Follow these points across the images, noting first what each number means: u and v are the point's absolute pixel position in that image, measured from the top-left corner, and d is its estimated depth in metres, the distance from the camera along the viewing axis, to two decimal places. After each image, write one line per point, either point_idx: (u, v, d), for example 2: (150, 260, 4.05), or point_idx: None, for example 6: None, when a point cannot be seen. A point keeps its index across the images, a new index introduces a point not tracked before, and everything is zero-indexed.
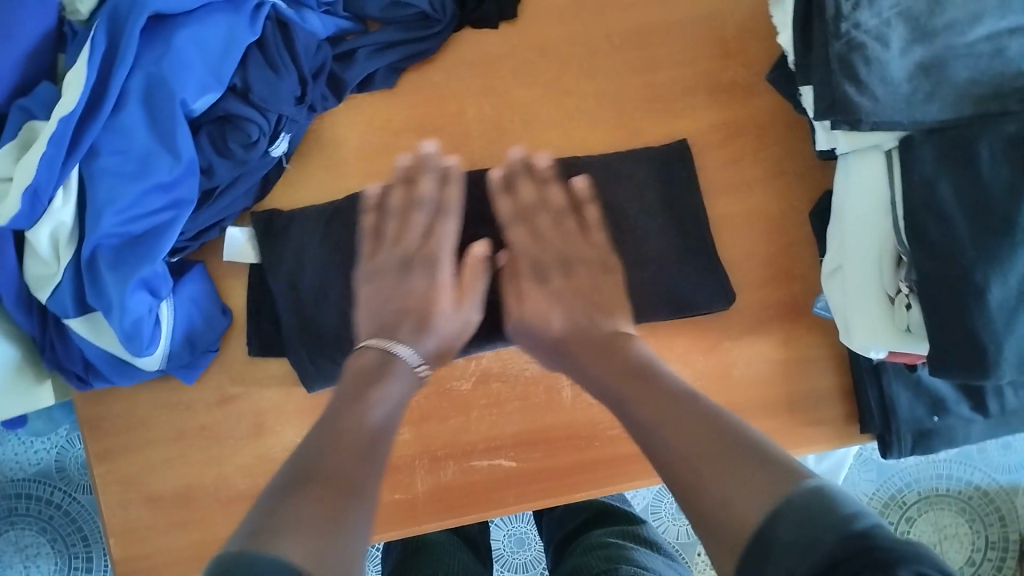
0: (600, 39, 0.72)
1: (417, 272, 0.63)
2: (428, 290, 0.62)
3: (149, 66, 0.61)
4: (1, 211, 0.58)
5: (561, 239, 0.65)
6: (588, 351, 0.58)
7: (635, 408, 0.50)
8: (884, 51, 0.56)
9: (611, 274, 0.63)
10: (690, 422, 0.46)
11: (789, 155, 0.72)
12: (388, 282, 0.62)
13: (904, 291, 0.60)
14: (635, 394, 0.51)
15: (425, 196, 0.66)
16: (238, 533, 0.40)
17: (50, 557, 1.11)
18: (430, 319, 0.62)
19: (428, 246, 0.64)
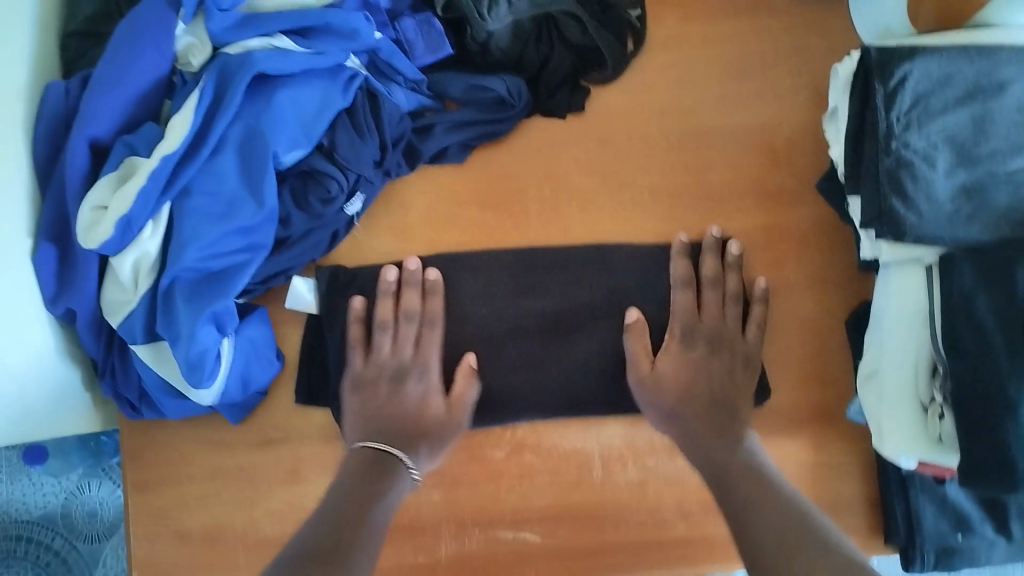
0: (659, 138, 0.77)
1: (411, 380, 0.72)
2: (420, 400, 0.71)
3: (248, 118, 0.66)
4: (93, 236, 0.61)
5: (711, 320, 0.73)
6: (710, 428, 0.68)
7: (743, 491, 0.61)
8: (930, 171, 0.61)
9: (736, 372, 0.72)
10: (804, 525, 0.55)
11: (829, 262, 0.75)
12: (376, 393, 0.71)
13: (938, 401, 0.62)
14: (738, 473, 0.63)
15: (410, 309, 0.73)
16: None
17: None
18: (416, 428, 0.70)
19: (419, 357, 0.72)
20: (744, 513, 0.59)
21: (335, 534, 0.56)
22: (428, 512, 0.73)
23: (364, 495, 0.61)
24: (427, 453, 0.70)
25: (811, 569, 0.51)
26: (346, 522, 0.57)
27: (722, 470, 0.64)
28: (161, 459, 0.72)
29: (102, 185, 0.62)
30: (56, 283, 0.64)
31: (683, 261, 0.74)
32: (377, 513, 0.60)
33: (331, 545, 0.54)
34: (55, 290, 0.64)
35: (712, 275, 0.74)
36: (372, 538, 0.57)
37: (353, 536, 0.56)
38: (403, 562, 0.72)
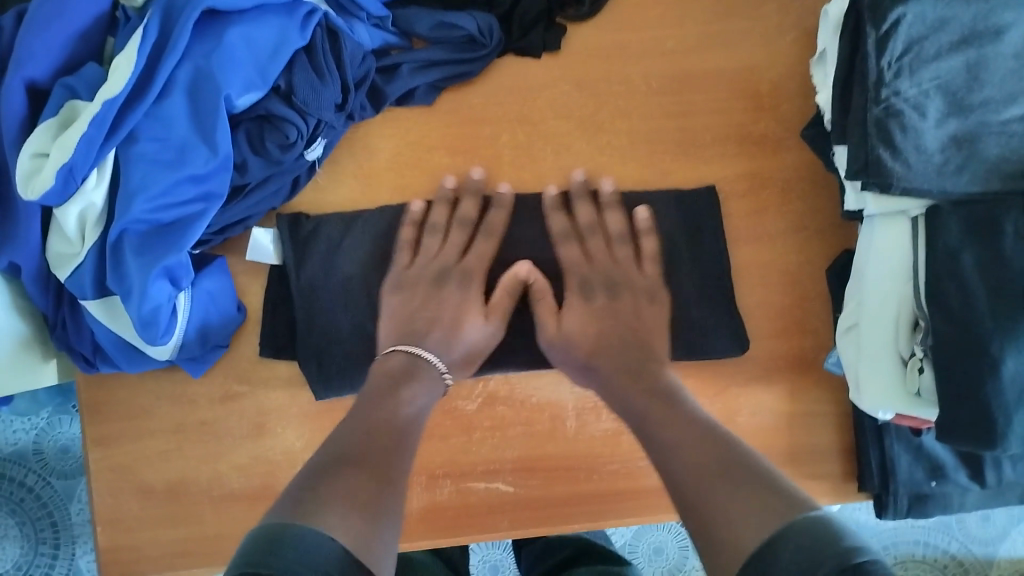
0: (638, 78, 0.73)
1: (450, 285, 0.69)
2: (460, 303, 0.69)
3: (198, 58, 0.61)
4: (33, 186, 0.57)
5: (609, 263, 0.71)
6: (624, 368, 0.64)
7: (663, 431, 0.56)
8: (920, 120, 0.58)
9: (655, 304, 0.69)
10: (731, 449, 0.51)
11: (811, 210, 0.73)
12: (418, 296, 0.69)
13: (918, 355, 0.61)
14: (654, 408, 0.59)
15: (466, 216, 0.71)
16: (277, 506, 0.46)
17: (16, 540, 1.10)
18: (455, 329, 0.67)
19: (462, 263, 0.70)
20: (657, 433, 0.56)
21: (373, 442, 0.54)
22: None
23: (382, 421, 0.57)
24: (425, 367, 0.64)
25: (733, 491, 0.47)
26: (382, 413, 0.57)
27: (642, 413, 0.59)
28: (122, 414, 0.70)
29: (41, 132, 0.58)
30: None
31: (582, 205, 0.71)
32: (410, 398, 0.61)
33: (367, 457, 0.52)
34: None
35: (588, 222, 0.71)
36: (404, 438, 0.57)
37: (386, 433, 0.55)
38: None
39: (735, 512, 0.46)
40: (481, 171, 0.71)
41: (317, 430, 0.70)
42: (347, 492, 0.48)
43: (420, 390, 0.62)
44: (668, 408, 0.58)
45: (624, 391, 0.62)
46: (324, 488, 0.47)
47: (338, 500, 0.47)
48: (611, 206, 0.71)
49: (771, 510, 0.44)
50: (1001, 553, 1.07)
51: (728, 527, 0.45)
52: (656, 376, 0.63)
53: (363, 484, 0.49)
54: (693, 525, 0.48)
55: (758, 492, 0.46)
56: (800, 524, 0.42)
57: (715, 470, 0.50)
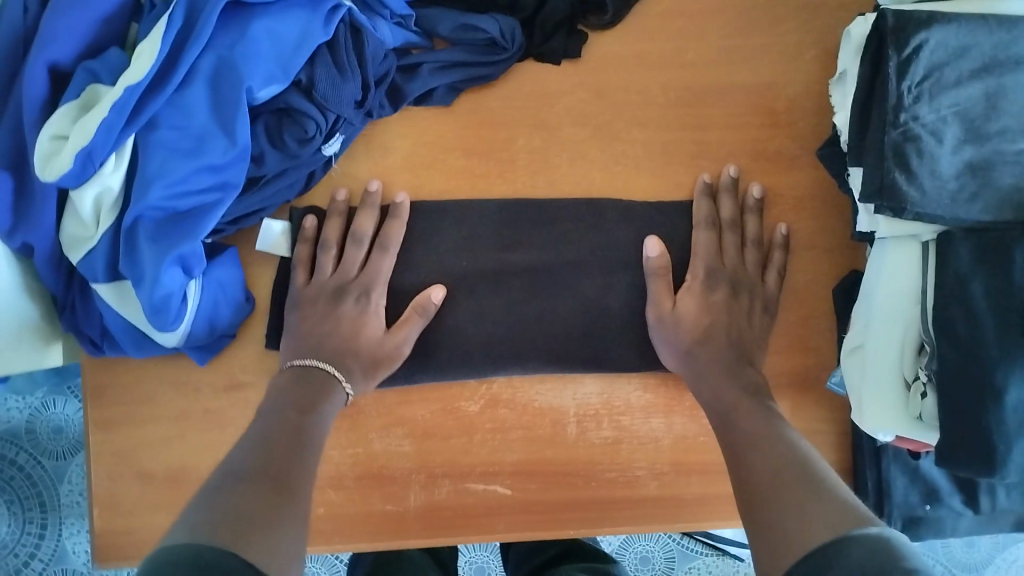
0: (656, 89, 0.73)
1: (349, 299, 0.68)
2: (359, 316, 0.68)
3: (221, 49, 0.61)
4: (51, 168, 0.57)
5: (735, 262, 0.71)
6: (715, 368, 0.65)
7: (747, 442, 0.57)
8: (936, 146, 0.59)
9: (766, 314, 0.70)
10: (807, 468, 0.52)
11: (820, 230, 0.73)
12: (319, 312, 0.67)
13: (922, 379, 0.62)
14: (748, 415, 0.60)
15: (361, 232, 0.69)
16: (178, 525, 0.43)
17: (4, 518, 1.10)
18: (352, 344, 0.67)
19: (363, 277, 0.69)
20: (749, 449, 0.56)
21: (274, 454, 0.53)
22: (400, 461, 0.72)
23: (283, 439, 0.55)
24: (329, 386, 0.64)
25: (807, 505, 0.48)
26: (280, 433, 0.56)
27: (730, 418, 0.60)
28: (125, 399, 0.70)
29: (61, 114, 0.58)
30: (12, 215, 0.60)
31: (727, 201, 0.72)
32: (310, 417, 0.59)
33: (266, 471, 0.51)
34: (11, 222, 0.60)
35: (730, 217, 0.72)
36: (307, 452, 0.56)
37: (285, 449, 0.54)
38: (372, 510, 0.71)
39: (809, 521, 0.46)
40: (378, 184, 0.70)
41: None
42: (243, 509, 0.46)
43: (322, 413, 0.61)
44: (759, 425, 0.58)
45: (721, 394, 0.63)
46: (222, 506, 0.45)
47: (239, 517, 0.45)
48: (755, 211, 0.72)
49: (838, 525, 0.45)
50: None
51: (797, 531, 0.46)
52: (755, 390, 0.63)
53: (258, 500, 0.47)
54: (757, 531, 0.49)
55: (832, 508, 0.47)
56: (868, 539, 0.42)
57: (793, 485, 0.51)
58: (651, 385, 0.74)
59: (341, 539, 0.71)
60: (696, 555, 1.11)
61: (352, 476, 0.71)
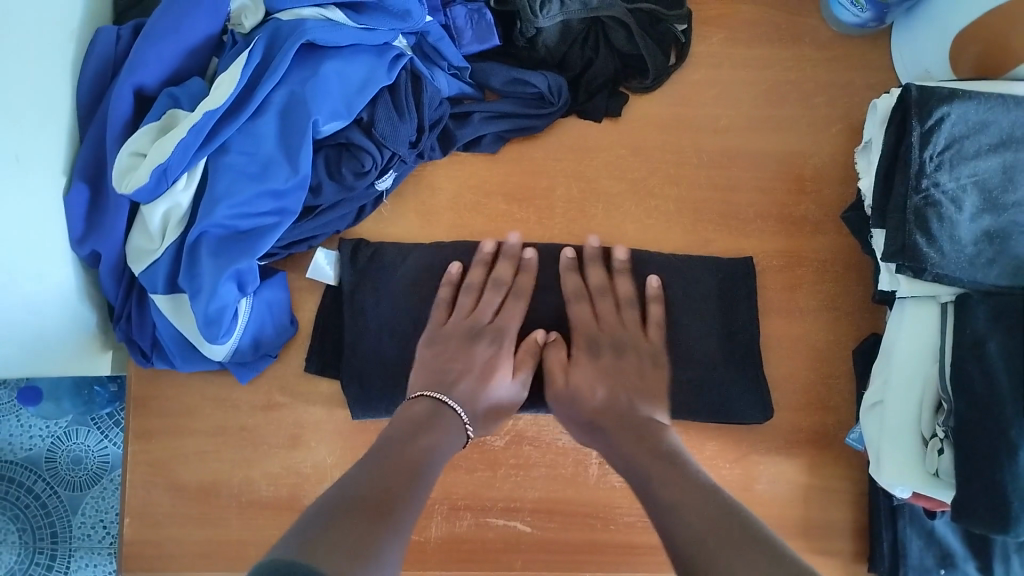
0: (690, 152, 0.78)
1: (483, 342, 0.70)
2: (490, 361, 0.69)
3: (293, 85, 0.66)
4: (129, 181, 0.62)
5: (615, 323, 0.72)
6: (624, 431, 0.63)
7: (665, 494, 0.54)
8: (956, 212, 0.62)
9: (659, 369, 0.70)
10: (727, 515, 0.49)
11: (843, 292, 0.77)
12: (453, 349, 0.69)
13: (939, 436, 0.63)
14: (657, 469, 0.57)
15: (501, 278, 0.72)
16: (288, 537, 0.43)
17: (15, 547, 1.12)
18: (484, 389, 0.67)
19: (497, 323, 0.71)
20: (665, 508, 0.52)
21: (386, 483, 0.53)
22: None
23: (412, 454, 0.57)
24: (451, 423, 0.63)
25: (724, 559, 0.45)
26: (398, 461, 0.56)
27: (644, 474, 0.57)
28: (166, 410, 0.72)
29: (142, 133, 0.63)
30: (84, 224, 0.65)
31: (593, 268, 0.74)
32: (434, 450, 0.59)
33: (373, 498, 0.50)
34: (83, 230, 0.65)
35: (599, 284, 0.73)
36: (422, 487, 0.54)
37: (403, 479, 0.54)
38: None
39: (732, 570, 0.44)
40: (514, 237, 0.74)
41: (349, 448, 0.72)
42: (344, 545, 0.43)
43: (431, 456, 0.58)
44: (666, 467, 0.57)
45: (635, 460, 0.59)
46: (333, 522, 0.45)
47: (349, 535, 0.44)
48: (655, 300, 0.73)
49: None
50: None
51: None
52: (661, 444, 0.60)
53: (368, 523, 0.46)
54: None
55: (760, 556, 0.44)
56: None
57: (709, 541, 0.47)
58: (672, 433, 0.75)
59: None
60: None
61: None
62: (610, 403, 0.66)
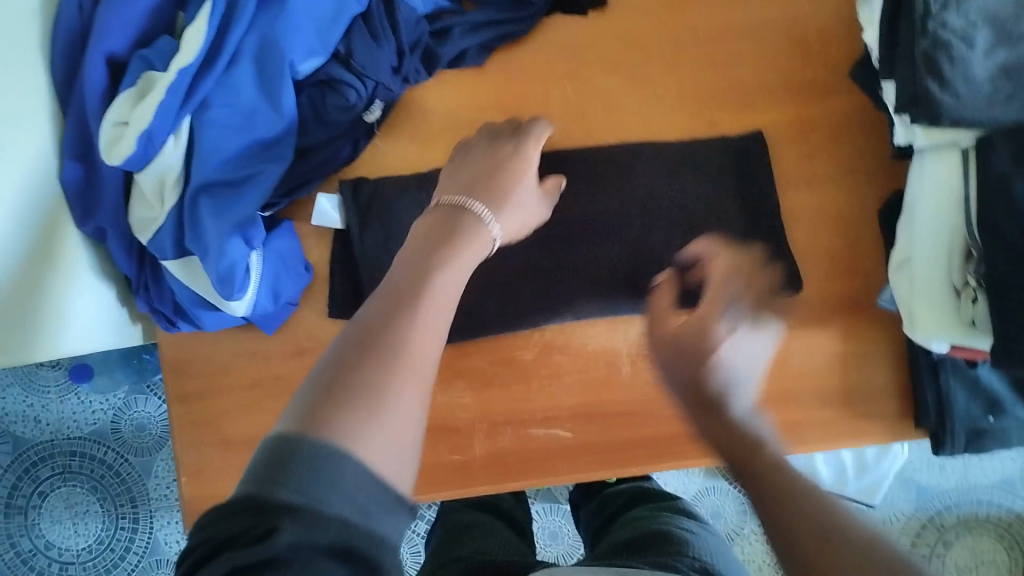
0: (684, 30, 0.74)
1: (506, 144, 0.65)
2: (516, 154, 0.64)
3: (263, 27, 0.65)
4: (116, 152, 0.61)
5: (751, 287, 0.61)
6: (690, 365, 0.56)
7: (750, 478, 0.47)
8: (968, 51, 0.58)
9: (768, 316, 0.59)
10: (819, 509, 0.43)
11: (861, 153, 0.74)
12: (477, 153, 0.64)
13: (972, 285, 0.62)
14: (758, 451, 0.49)
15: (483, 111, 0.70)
16: (302, 387, 0.39)
17: (98, 516, 1.16)
18: (498, 165, 0.63)
19: (519, 132, 0.66)
20: (754, 483, 0.46)
21: (399, 305, 0.43)
22: (462, 413, 0.75)
23: (410, 292, 0.44)
24: (420, 302, 0.43)
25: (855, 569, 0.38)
26: (410, 294, 0.44)
27: (724, 440, 0.51)
28: (201, 371, 0.74)
29: (121, 102, 0.62)
30: (84, 200, 0.65)
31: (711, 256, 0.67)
32: (421, 330, 0.42)
33: (381, 326, 0.41)
34: (85, 207, 0.65)
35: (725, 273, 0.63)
36: (431, 308, 0.44)
37: (418, 301, 0.43)
38: (440, 462, 0.74)
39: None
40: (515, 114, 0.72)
41: None
42: (346, 414, 0.37)
43: (426, 315, 0.43)
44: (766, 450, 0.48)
45: (733, 434, 0.50)
46: (335, 377, 0.38)
47: (342, 400, 0.37)
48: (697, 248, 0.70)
49: None
50: None
51: None
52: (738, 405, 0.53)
53: (377, 363, 0.39)
54: None
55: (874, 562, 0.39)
56: None
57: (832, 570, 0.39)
58: None
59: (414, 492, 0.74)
60: None
61: None
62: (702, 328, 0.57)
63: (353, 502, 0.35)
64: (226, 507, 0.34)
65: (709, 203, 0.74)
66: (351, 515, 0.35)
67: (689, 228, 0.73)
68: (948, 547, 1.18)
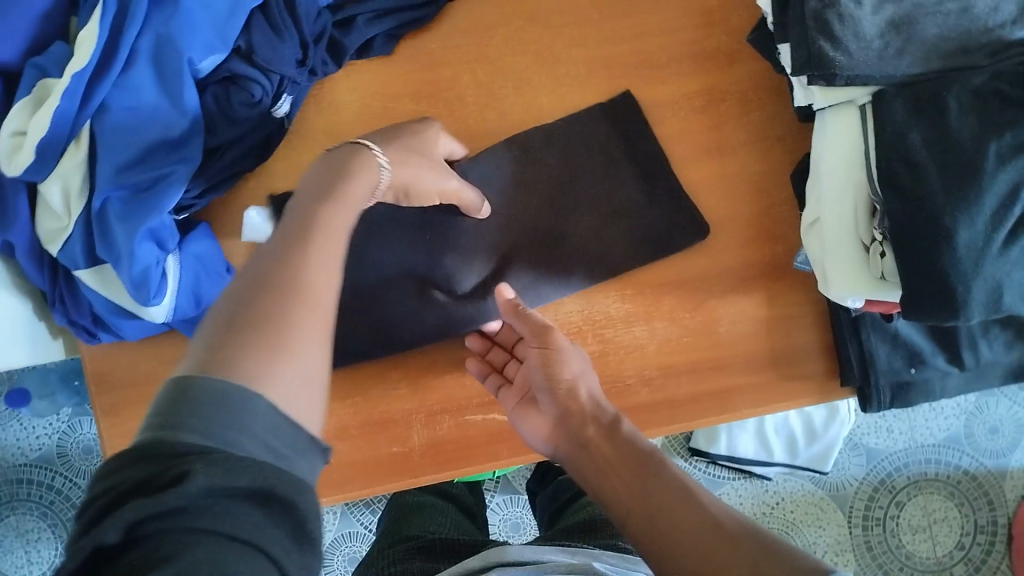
0: (589, 8, 0.75)
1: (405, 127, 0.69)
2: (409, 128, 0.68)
3: (158, 26, 0.63)
4: (17, 162, 0.61)
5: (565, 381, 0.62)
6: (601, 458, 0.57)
7: (679, 535, 0.49)
8: (856, 8, 0.60)
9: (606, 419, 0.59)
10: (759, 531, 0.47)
11: (770, 118, 0.75)
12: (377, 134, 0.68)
13: (879, 239, 0.63)
14: (672, 509, 0.50)
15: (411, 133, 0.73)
16: (208, 322, 0.43)
17: (51, 542, 1.15)
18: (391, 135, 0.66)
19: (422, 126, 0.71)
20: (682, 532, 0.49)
21: (296, 243, 0.48)
22: (399, 404, 0.74)
23: (304, 238, 0.49)
24: (314, 245, 0.48)
25: None
26: (302, 241, 0.48)
27: (639, 502, 0.52)
28: (127, 383, 0.72)
29: (18, 111, 0.61)
30: None
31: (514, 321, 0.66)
32: (312, 267, 0.47)
33: (283, 265, 0.46)
34: None
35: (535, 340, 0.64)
36: (329, 247, 0.49)
37: (314, 238, 0.49)
38: (379, 454, 0.74)
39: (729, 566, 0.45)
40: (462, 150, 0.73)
41: None
42: (247, 347, 0.41)
43: (318, 254, 0.48)
44: (636, 452, 0.55)
45: (650, 505, 0.51)
46: (244, 309, 0.43)
47: (256, 326, 0.42)
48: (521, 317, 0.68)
49: None
50: (1013, 462, 1.21)
51: None
52: (627, 438, 0.57)
53: (283, 298, 0.44)
54: None
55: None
56: None
57: None
58: (628, 296, 0.74)
59: (355, 488, 0.74)
60: (724, 480, 1.21)
61: (355, 424, 0.74)
62: (572, 387, 0.62)
63: (258, 444, 0.39)
64: (127, 457, 0.36)
65: (625, 179, 0.75)
66: (260, 457, 0.39)
67: (608, 205, 0.74)
68: (902, 508, 1.20)
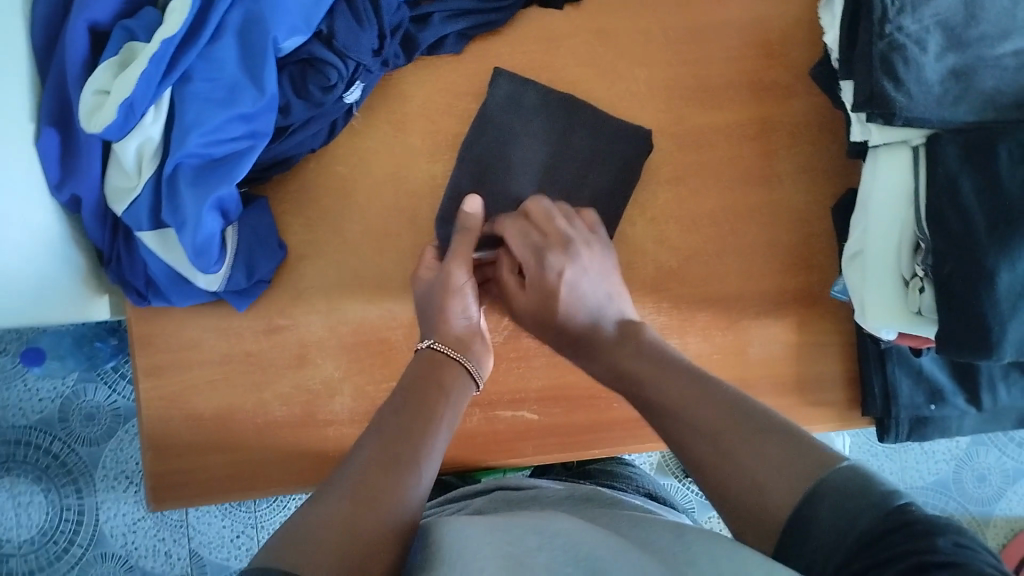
0: (655, 28, 0.77)
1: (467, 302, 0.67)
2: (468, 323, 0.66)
3: (248, 3, 0.65)
4: (97, 120, 0.61)
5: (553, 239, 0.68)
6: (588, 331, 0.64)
7: (656, 388, 0.56)
8: (921, 54, 0.63)
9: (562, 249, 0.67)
10: (722, 397, 0.53)
11: (816, 152, 0.78)
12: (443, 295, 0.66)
13: (919, 275, 0.65)
14: (637, 365, 0.59)
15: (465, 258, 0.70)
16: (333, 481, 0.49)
17: (43, 506, 1.14)
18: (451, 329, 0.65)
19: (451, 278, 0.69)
20: (651, 389, 0.57)
21: (400, 429, 0.54)
22: None
23: (400, 425, 0.54)
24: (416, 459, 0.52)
25: (715, 435, 0.51)
26: (400, 426, 0.54)
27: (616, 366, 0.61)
28: (171, 347, 0.74)
29: (103, 71, 0.62)
30: (59, 167, 0.65)
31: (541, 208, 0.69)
32: (405, 488, 0.49)
33: (386, 447, 0.51)
34: (60, 175, 0.65)
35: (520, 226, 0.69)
36: (419, 437, 0.54)
37: (411, 432, 0.54)
38: None
39: (818, 507, 0.45)
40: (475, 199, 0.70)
41: (354, 360, 0.75)
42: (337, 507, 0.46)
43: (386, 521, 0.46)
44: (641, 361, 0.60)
45: (621, 362, 0.61)
46: (349, 482, 0.48)
47: (364, 498, 0.47)
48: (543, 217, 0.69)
49: (754, 467, 0.48)
50: (997, 511, 1.24)
51: (745, 475, 0.48)
52: (658, 356, 0.59)
53: (383, 475, 0.49)
54: (721, 501, 0.49)
55: (764, 441, 0.49)
56: (834, 484, 0.45)
57: (718, 439, 0.51)
58: (664, 308, 0.76)
59: None
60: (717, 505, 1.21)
61: None
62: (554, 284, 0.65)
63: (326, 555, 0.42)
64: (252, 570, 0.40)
65: (672, 196, 0.77)
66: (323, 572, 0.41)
67: (652, 217, 0.77)
68: None
